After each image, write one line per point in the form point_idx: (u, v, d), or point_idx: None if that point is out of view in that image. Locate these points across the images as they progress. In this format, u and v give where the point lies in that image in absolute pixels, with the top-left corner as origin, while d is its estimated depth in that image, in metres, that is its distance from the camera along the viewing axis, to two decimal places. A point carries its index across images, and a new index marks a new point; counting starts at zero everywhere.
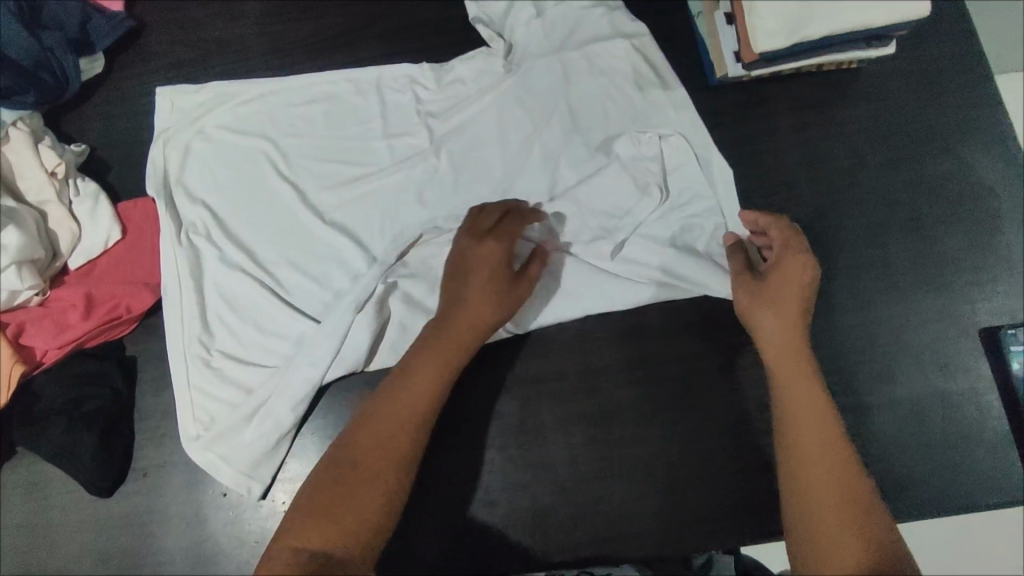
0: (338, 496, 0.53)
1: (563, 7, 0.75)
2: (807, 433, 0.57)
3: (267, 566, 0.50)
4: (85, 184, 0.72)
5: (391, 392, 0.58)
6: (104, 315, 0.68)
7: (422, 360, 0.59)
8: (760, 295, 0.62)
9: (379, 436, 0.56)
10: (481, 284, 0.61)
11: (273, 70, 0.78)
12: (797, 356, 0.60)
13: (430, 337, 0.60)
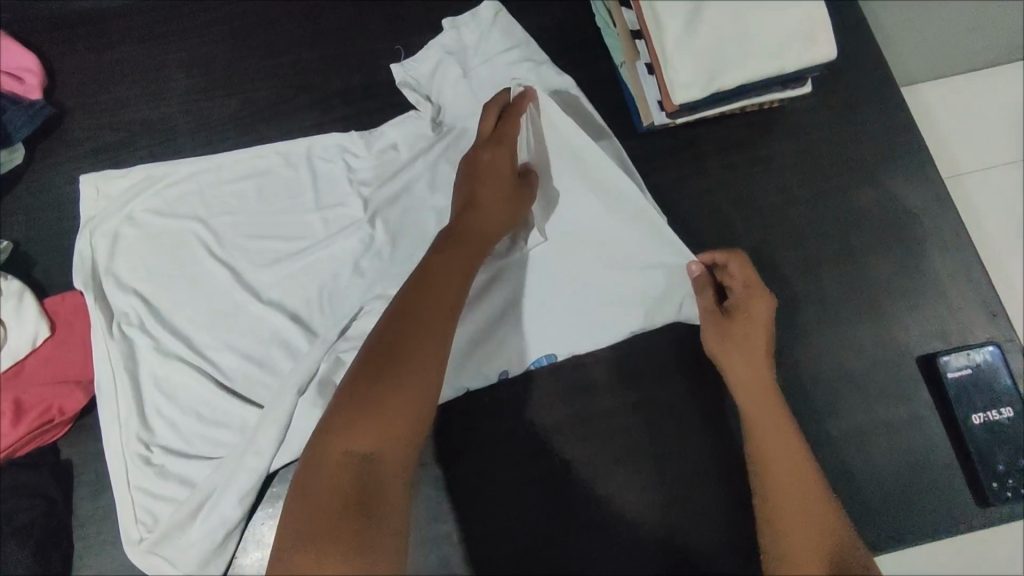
0: (380, 403, 0.51)
1: (489, 66, 0.75)
2: (786, 482, 0.58)
3: (318, 471, 0.50)
4: (6, 284, 0.69)
5: (423, 296, 0.56)
6: (35, 419, 0.65)
7: (450, 257, 0.59)
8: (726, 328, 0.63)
9: (413, 343, 0.53)
10: (499, 182, 0.63)
11: (202, 147, 0.77)
12: (773, 410, 0.61)
13: (455, 243, 0.60)
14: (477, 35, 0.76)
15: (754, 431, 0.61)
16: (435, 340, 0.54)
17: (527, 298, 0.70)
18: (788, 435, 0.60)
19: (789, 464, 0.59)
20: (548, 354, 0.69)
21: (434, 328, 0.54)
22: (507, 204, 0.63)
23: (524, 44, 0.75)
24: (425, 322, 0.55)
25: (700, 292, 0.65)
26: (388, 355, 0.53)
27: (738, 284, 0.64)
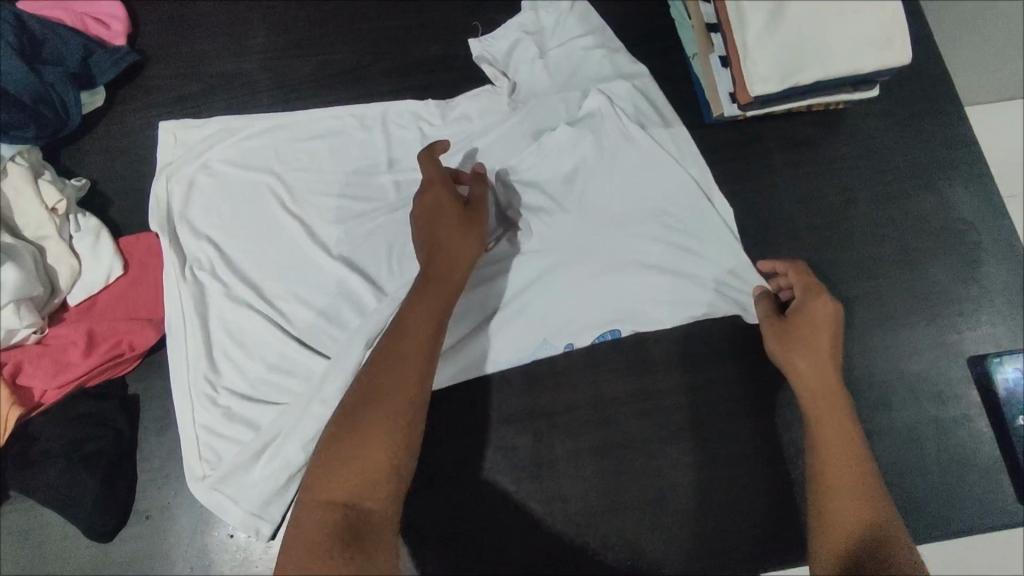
0: (359, 451, 0.51)
1: (565, 50, 0.78)
2: (836, 465, 0.59)
3: (302, 518, 0.49)
4: (85, 221, 0.72)
5: (395, 341, 0.56)
6: (106, 352, 0.67)
7: (420, 302, 0.59)
8: (786, 336, 0.64)
9: (392, 392, 0.53)
10: (446, 222, 0.62)
11: (279, 103, 0.79)
12: (836, 403, 0.62)
13: (427, 293, 0.59)
14: (554, 19, 0.79)
15: (816, 420, 0.62)
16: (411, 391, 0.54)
17: (593, 271, 0.71)
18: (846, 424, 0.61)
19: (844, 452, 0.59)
20: (615, 329, 0.71)
21: (410, 375, 0.54)
22: (458, 235, 0.62)
23: (599, 31, 0.79)
24: (402, 368, 0.55)
25: (760, 302, 0.68)
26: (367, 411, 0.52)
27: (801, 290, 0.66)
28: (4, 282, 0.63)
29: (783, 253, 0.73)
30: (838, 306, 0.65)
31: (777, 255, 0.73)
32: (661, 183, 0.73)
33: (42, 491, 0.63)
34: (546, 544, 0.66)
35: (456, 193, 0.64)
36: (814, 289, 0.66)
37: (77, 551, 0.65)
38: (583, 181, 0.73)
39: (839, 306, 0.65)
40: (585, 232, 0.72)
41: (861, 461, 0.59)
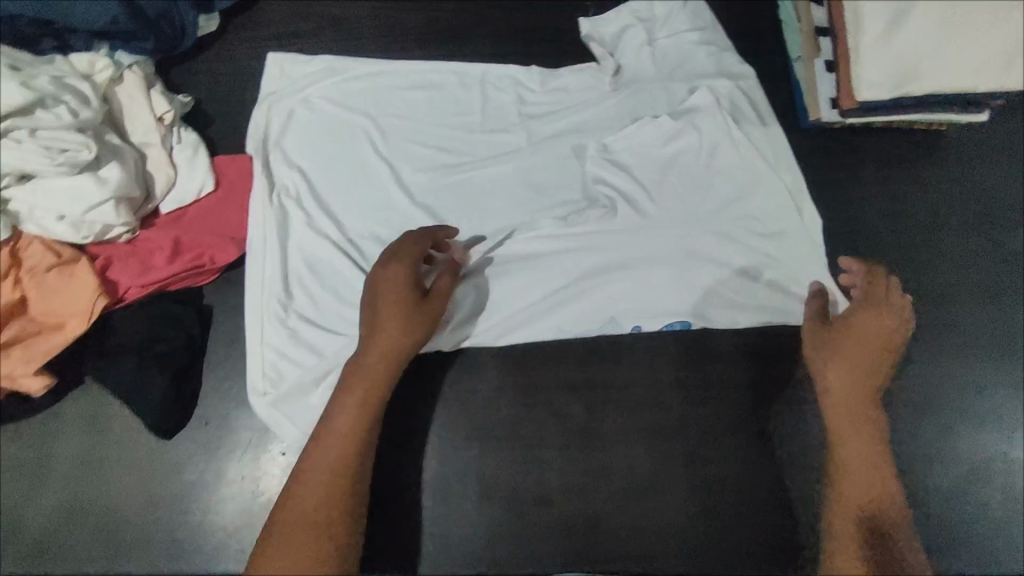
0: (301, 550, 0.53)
1: (675, 41, 0.80)
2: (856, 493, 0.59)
3: None
4: (185, 135, 0.75)
5: (325, 435, 0.58)
6: (189, 260, 0.70)
7: (351, 392, 0.59)
8: (826, 339, 0.64)
9: (326, 488, 0.56)
10: (391, 311, 0.60)
11: (384, 52, 0.81)
12: (869, 430, 0.61)
13: (358, 396, 0.59)
14: (667, 9, 0.81)
15: (842, 444, 0.61)
16: (344, 487, 0.57)
17: (669, 255, 0.72)
18: (878, 453, 0.60)
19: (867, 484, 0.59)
20: (686, 320, 0.70)
21: (343, 469, 0.57)
22: (402, 324, 0.60)
23: (708, 27, 0.80)
24: (338, 461, 0.57)
25: (812, 300, 0.67)
26: (292, 528, 0.54)
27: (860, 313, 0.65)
28: (110, 178, 0.67)
29: (865, 267, 0.72)
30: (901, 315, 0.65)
31: (857, 268, 0.72)
32: (750, 182, 0.74)
33: (113, 381, 0.66)
34: (586, 514, 0.67)
35: (416, 275, 0.62)
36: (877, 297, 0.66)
37: (138, 444, 0.68)
38: (677, 174, 0.75)
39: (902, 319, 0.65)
40: (670, 216, 0.73)
41: (884, 492, 0.59)
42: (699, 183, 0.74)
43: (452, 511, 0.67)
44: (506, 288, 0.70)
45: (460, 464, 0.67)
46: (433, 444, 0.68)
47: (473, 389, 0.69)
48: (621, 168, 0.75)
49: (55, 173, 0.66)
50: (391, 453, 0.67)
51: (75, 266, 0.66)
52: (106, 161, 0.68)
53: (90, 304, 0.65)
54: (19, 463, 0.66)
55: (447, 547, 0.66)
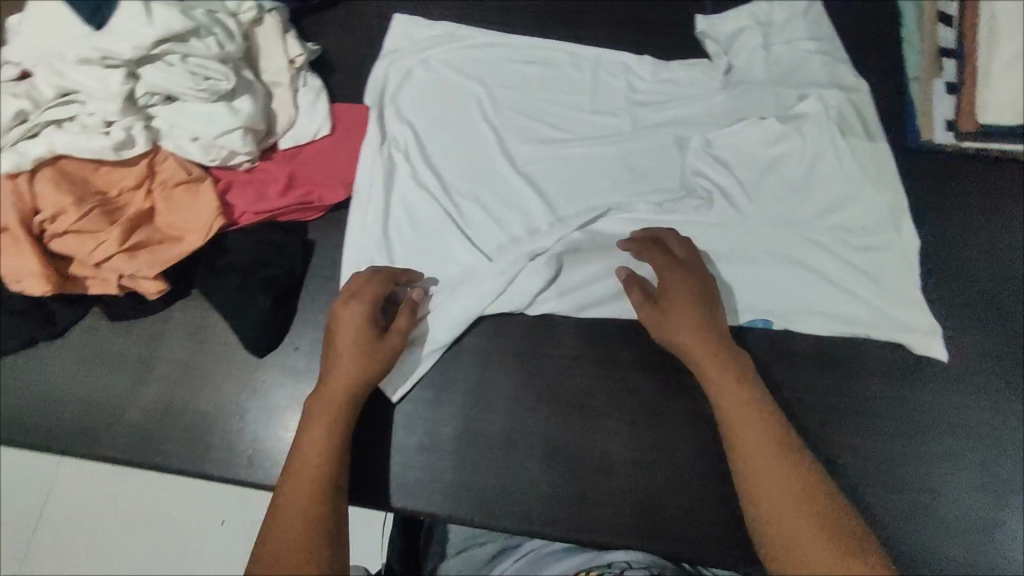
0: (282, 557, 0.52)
1: (790, 47, 0.80)
2: (766, 465, 0.57)
3: None
4: (310, 80, 0.79)
5: (296, 456, 0.60)
6: (300, 194, 0.74)
7: (313, 415, 0.62)
8: (671, 316, 0.66)
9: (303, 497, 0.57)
10: (347, 344, 0.64)
11: (504, 26, 0.85)
12: (747, 410, 0.60)
13: (321, 425, 0.61)
14: (786, 16, 0.81)
15: (738, 441, 0.59)
16: (321, 490, 0.57)
17: (759, 254, 0.72)
18: (767, 428, 0.59)
19: (764, 458, 0.57)
20: (766, 320, 0.71)
21: (315, 477, 0.58)
22: (356, 354, 0.63)
23: (825, 38, 0.80)
24: (310, 473, 0.58)
25: (631, 288, 0.68)
26: (276, 552, 0.53)
27: (669, 285, 0.67)
28: (242, 109, 0.72)
29: (955, 294, 0.72)
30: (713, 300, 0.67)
31: (948, 293, 0.72)
32: (852, 194, 0.73)
33: (219, 296, 0.71)
34: (644, 493, 0.67)
35: (371, 309, 0.65)
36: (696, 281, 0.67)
37: (234, 358, 0.72)
38: (777, 177, 0.75)
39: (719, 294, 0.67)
40: (766, 216, 0.74)
41: (812, 477, 0.56)
42: (798, 190, 0.75)
43: (516, 466, 0.68)
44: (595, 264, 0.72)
45: (529, 423, 0.69)
46: (506, 399, 0.70)
47: (550, 354, 0.72)
48: (722, 164, 0.76)
49: (196, 98, 0.71)
50: (468, 405, 0.70)
51: (200, 186, 0.71)
52: (240, 93, 0.73)
53: (209, 222, 0.70)
54: (130, 359, 0.72)
55: (504, 503, 0.67)
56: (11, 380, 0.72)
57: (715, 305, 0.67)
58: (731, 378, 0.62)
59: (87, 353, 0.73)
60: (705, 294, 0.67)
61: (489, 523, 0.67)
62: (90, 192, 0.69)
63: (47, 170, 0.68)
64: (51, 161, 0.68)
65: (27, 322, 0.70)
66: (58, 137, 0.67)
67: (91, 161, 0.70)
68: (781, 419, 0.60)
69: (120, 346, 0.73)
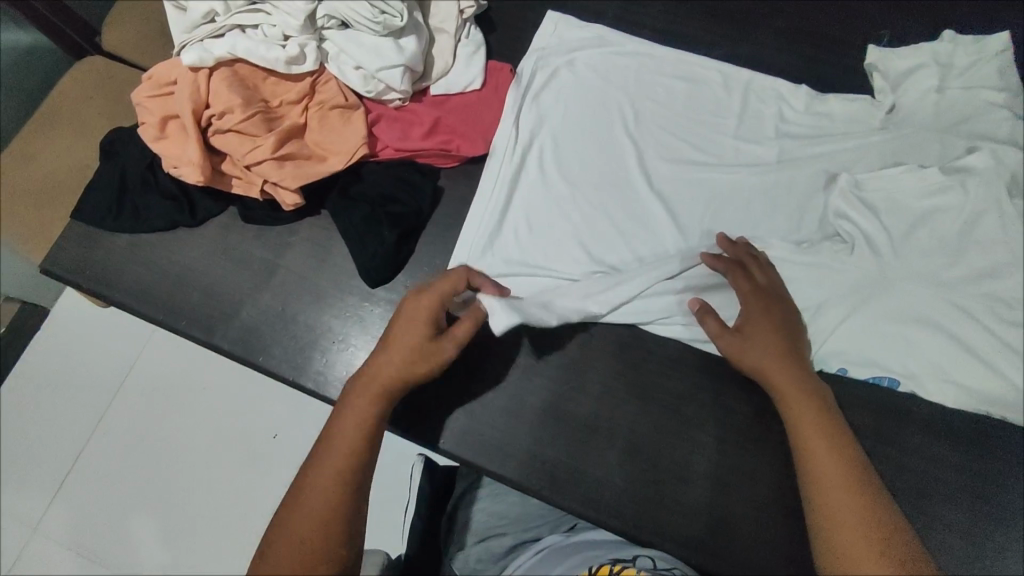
0: (313, 509, 0.54)
1: (968, 93, 0.73)
2: (840, 508, 0.52)
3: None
4: (473, 34, 0.80)
5: (345, 404, 0.60)
6: (440, 141, 0.76)
7: (366, 373, 0.61)
8: (744, 338, 0.64)
9: (341, 450, 0.57)
10: (403, 336, 0.61)
11: (660, 36, 0.84)
12: (817, 432, 0.58)
13: (356, 418, 0.58)
14: (971, 60, 0.75)
15: (817, 481, 0.55)
16: (361, 446, 0.57)
17: (894, 303, 0.68)
18: (840, 452, 0.56)
19: (841, 492, 0.53)
20: (894, 379, 0.67)
21: (356, 430, 0.58)
22: (408, 348, 0.61)
23: (1012, 91, 0.73)
24: (354, 426, 0.58)
25: (704, 320, 0.66)
26: (307, 510, 0.54)
27: (757, 306, 0.65)
28: (407, 48, 0.74)
29: None
30: (788, 320, 0.65)
31: None
32: (1011, 264, 0.67)
33: (346, 220, 0.73)
34: (717, 510, 0.65)
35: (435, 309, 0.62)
36: (773, 304, 0.66)
37: (348, 282, 0.75)
38: (928, 231, 0.70)
39: (790, 315, 0.66)
40: (908, 266, 0.69)
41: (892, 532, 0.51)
42: (950, 248, 0.69)
43: (594, 451, 0.67)
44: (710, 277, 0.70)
45: (616, 415, 0.69)
46: (598, 385, 0.70)
47: (648, 351, 0.71)
48: (870, 210, 0.71)
49: (369, 29, 0.73)
50: (560, 381, 0.70)
51: (353, 114, 0.75)
52: (408, 33, 0.75)
53: (354, 148, 0.73)
54: (254, 261, 0.77)
55: (573, 483, 0.66)
56: (148, 255, 0.78)
57: (799, 348, 0.65)
58: (810, 406, 0.60)
59: (218, 247, 0.77)
60: (788, 334, 0.65)
61: (555, 499, 0.66)
62: (255, 98, 0.73)
63: (223, 70, 0.72)
64: (228, 63, 0.73)
65: (177, 208, 0.77)
66: (241, 41, 0.71)
67: (263, 70, 0.74)
68: (865, 466, 0.56)
69: (248, 247, 0.77)
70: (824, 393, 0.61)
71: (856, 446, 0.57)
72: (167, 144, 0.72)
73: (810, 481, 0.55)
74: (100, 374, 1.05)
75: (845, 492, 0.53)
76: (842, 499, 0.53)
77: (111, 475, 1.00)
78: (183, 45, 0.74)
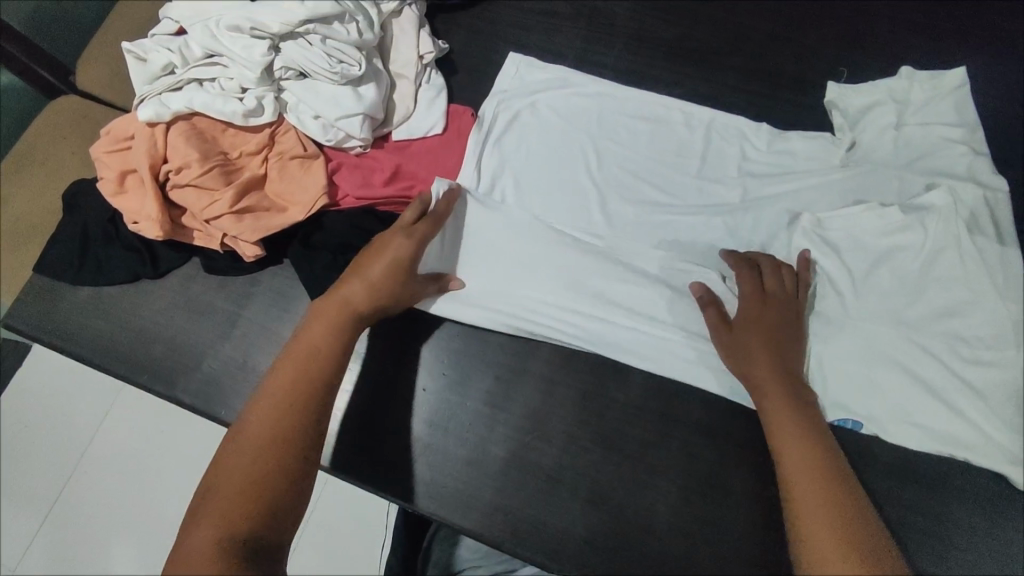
0: (272, 440, 0.54)
1: (925, 129, 0.73)
2: (810, 499, 0.54)
3: (207, 513, 0.49)
4: (434, 78, 0.81)
5: (303, 344, 0.61)
6: (401, 187, 0.76)
7: (328, 312, 0.63)
8: (739, 329, 0.65)
9: (300, 385, 0.58)
10: (380, 266, 0.65)
11: (621, 73, 0.84)
12: (803, 446, 0.58)
13: (308, 350, 0.61)
14: (926, 95, 0.75)
15: (789, 474, 0.57)
16: (321, 377, 0.59)
17: (851, 341, 0.68)
18: (823, 471, 0.56)
19: (811, 479, 0.55)
20: (857, 421, 0.67)
21: (316, 365, 0.60)
22: (392, 276, 0.65)
23: (968, 127, 0.73)
24: (311, 362, 0.60)
25: (704, 309, 0.67)
26: (260, 438, 0.54)
27: (747, 314, 0.66)
28: (365, 96, 0.74)
29: None
30: (784, 313, 0.66)
31: None
32: (968, 306, 0.66)
33: (308, 270, 0.73)
34: (679, 560, 0.64)
35: (415, 247, 0.66)
36: (770, 299, 0.66)
37: None
38: (888, 270, 0.69)
39: (791, 311, 0.66)
40: (863, 305, 0.69)
41: (856, 519, 0.52)
42: (910, 288, 0.68)
43: (554, 500, 0.67)
44: (666, 319, 0.70)
45: (577, 462, 0.68)
46: (560, 431, 0.70)
47: (610, 395, 0.71)
48: (832, 248, 0.71)
49: (327, 79, 0.73)
50: (521, 428, 0.70)
51: (313, 163, 0.74)
52: (367, 80, 0.75)
53: (314, 198, 0.73)
54: (216, 312, 0.77)
55: (534, 534, 0.66)
56: (111, 308, 0.78)
57: (788, 344, 0.65)
58: (782, 402, 0.61)
59: (181, 298, 0.77)
60: (777, 341, 0.64)
61: (517, 551, 0.66)
62: (214, 150, 0.73)
63: (181, 123, 0.72)
64: (186, 116, 0.73)
65: (138, 260, 0.77)
66: (197, 94, 0.71)
67: (221, 122, 0.74)
68: (835, 458, 0.57)
69: (212, 298, 0.77)
70: (802, 393, 0.63)
71: (830, 441, 0.59)
72: (126, 200, 0.72)
73: (785, 474, 0.57)
74: (72, 414, 1.04)
75: (818, 490, 0.54)
76: (809, 485, 0.55)
77: (81, 518, 0.98)
78: (141, 99, 0.74)
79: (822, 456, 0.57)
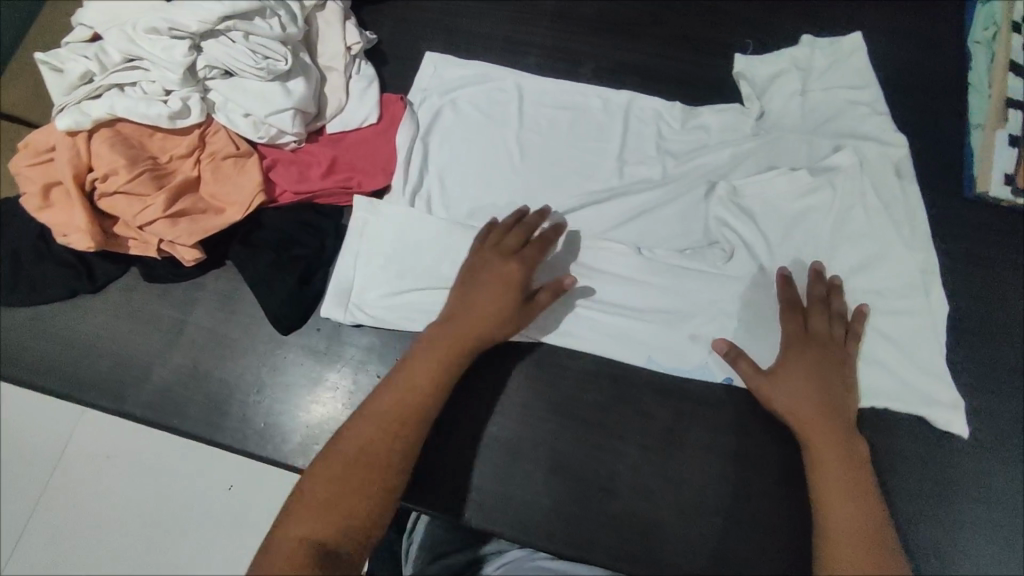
0: (343, 492, 0.53)
1: (839, 83, 0.77)
2: (847, 529, 0.56)
3: (270, 560, 0.48)
4: (363, 68, 0.81)
5: (393, 385, 0.60)
6: (340, 179, 0.75)
7: (426, 352, 0.62)
8: (801, 353, 0.64)
9: (375, 431, 0.57)
10: (492, 295, 0.64)
11: (549, 50, 0.85)
12: (853, 475, 0.59)
13: (401, 392, 0.60)
14: (838, 52, 0.79)
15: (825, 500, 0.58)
16: (404, 418, 0.58)
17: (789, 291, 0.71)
18: (865, 504, 0.57)
19: (855, 513, 0.57)
20: None
21: (391, 409, 0.58)
22: (493, 301, 0.64)
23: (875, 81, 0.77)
24: (399, 405, 0.59)
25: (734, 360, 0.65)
26: (330, 487, 0.53)
27: (810, 344, 0.64)
28: (295, 90, 0.73)
29: (983, 353, 0.71)
30: (851, 346, 0.65)
31: (975, 353, 0.71)
32: (889, 249, 0.70)
33: (253, 271, 0.73)
34: (643, 515, 0.66)
35: (529, 276, 0.65)
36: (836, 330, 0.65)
37: (262, 330, 0.74)
38: (819, 217, 0.72)
39: (850, 348, 0.65)
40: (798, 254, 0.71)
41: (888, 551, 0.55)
42: (825, 243, 0.71)
43: (519, 472, 0.68)
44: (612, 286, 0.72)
45: (538, 433, 0.69)
46: (518, 404, 0.71)
47: (565, 365, 0.72)
48: (747, 212, 0.73)
49: (253, 76, 0.72)
50: (480, 404, 0.71)
51: (247, 161, 0.74)
52: (295, 75, 0.74)
53: (251, 197, 0.72)
54: (162, 321, 0.75)
55: (502, 505, 0.67)
56: (51, 329, 0.76)
57: (851, 370, 0.64)
58: (838, 431, 0.61)
59: (123, 311, 0.76)
60: (846, 370, 0.64)
61: (487, 524, 0.66)
62: (143, 156, 0.72)
63: (106, 131, 0.71)
64: (110, 124, 0.72)
65: (74, 275, 0.75)
66: (120, 100, 0.70)
67: (148, 127, 0.72)
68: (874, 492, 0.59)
69: (155, 308, 0.76)
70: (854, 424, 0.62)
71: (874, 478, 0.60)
72: (54, 213, 0.70)
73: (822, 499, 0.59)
74: None
75: (853, 523, 0.56)
76: (851, 519, 0.56)
77: None
78: (61, 109, 0.72)
79: (861, 487, 0.58)
